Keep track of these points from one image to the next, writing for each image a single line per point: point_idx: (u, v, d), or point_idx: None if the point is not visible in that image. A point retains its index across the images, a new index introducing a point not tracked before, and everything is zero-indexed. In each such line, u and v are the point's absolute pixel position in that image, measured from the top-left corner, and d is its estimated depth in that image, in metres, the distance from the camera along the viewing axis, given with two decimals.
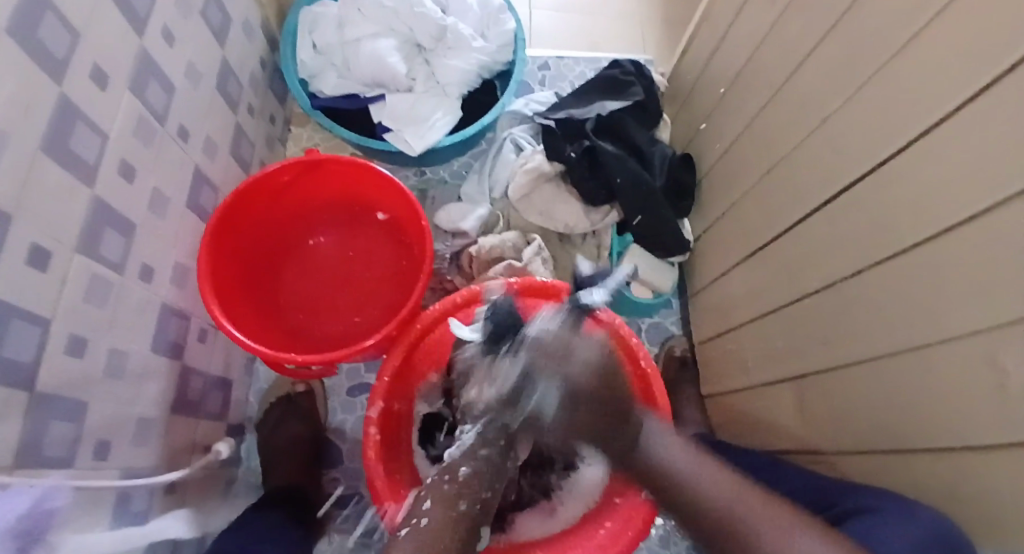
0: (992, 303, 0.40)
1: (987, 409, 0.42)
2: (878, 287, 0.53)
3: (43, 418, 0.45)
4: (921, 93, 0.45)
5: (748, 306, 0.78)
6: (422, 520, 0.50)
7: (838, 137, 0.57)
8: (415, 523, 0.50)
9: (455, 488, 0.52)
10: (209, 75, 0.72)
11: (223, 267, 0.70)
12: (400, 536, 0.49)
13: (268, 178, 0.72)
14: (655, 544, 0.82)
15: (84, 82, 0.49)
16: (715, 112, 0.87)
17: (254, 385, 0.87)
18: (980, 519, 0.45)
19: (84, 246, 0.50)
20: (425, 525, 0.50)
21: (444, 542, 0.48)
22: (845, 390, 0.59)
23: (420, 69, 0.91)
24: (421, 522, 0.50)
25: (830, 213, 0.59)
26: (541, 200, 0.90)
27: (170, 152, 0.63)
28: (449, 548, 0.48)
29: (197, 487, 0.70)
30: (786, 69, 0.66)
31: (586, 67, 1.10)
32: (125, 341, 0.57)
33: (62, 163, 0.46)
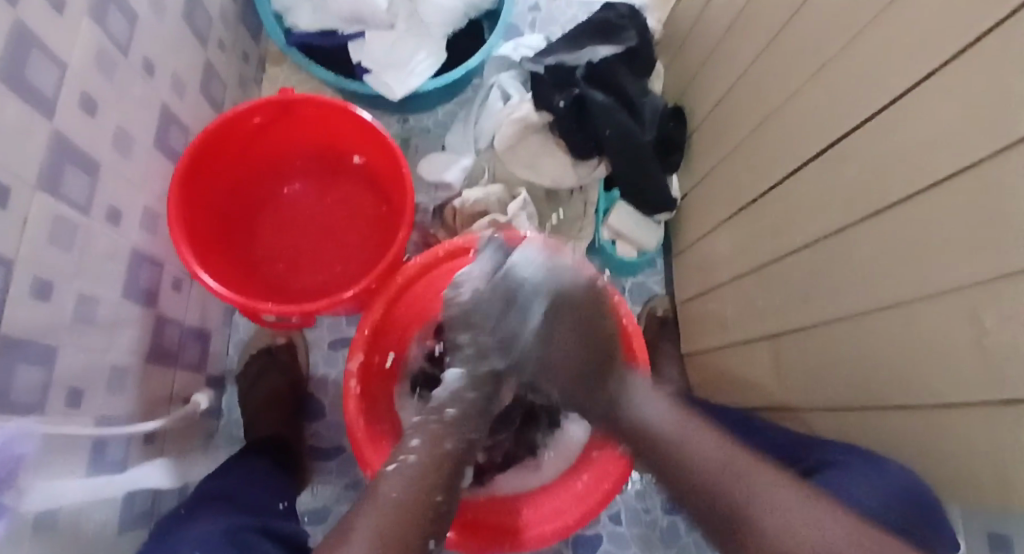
0: (979, 259, 0.40)
1: (967, 367, 0.42)
2: (862, 244, 0.52)
3: (13, 360, 0.42)
4: (926, 41, 0.43)
5: (732, 265, 0.78)
6: (409, 456, 0.49)
7: (835, 89, 0.55)
8: (404, 459, 0.50)
9: (442, 426, 0.53)
10: (174, 3, 0.67)
11: (195, 214, 0.67)
12: (388, 470, 0.49)
13: (240, 119, 0.68)
14: (632, 497, 0.84)
15: (38, 3, 0.44)
16: (709, 63, 0.84)
17: (233, 336, 0.85)
18: (951, 474, 0.46)
19: (46, 183, 0.46)
20: (412, 460, 0.49)
21: (431, 476, 0.49)
22: (822, 348, 0.60)
23: (402, 4, 0.85)
24: (409, 459, 0.49)
25: (820, 169, 0.58)
26: (527, 153, 0.87)
27: (134, 87, 0.59)
28: (437, 483, 0.49)
29: (176, 438, 0.69)
30: (785, 14, 0.63)
31: (579, 10, 1.05)
32: (95, 287, 0.53)
33: (18, 93, 0.42)
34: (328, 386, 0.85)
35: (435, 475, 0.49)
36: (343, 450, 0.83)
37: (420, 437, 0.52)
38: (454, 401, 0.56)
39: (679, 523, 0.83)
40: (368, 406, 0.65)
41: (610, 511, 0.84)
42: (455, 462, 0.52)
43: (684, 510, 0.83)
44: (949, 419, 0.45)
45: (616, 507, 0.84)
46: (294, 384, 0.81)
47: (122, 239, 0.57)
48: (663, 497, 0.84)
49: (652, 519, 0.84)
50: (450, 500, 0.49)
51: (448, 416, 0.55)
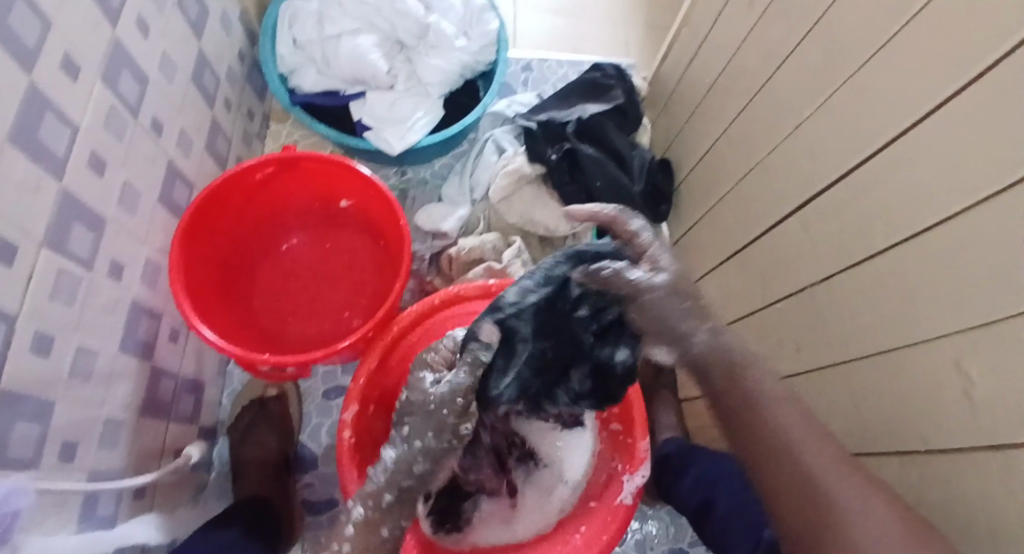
0: (960, 308, 0.41)
1: (957, 414, 0.43)
2: (846, 290, 0.54)
3: (10, 417, 0.42)
4: (891, 102, 0.46)
5: (724, 311, 0.79)
6: (356, 513, 0.52)
7: (813, 142, 0.58)
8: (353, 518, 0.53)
9: (377, 514, 0.52)
10: (184, 68, 0.70)
11: (196, 265, 0.68)
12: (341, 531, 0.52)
13: (246, 172, 0.71)
14: (632, 549, 0.82)
15: (55, 70, 0.47)
16: (693, 118, 0.88)
17: (226, 388, 0.85)
18: (947, 525, 0.46)
19: (52, 239, 0.47)
20: (351, 533, 0.51)
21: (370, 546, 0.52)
22: (814, 396, 0.60)
23: (401, 67, 0.90)
24: (348, 532, 0.51)
25: (804, 219, 0.60)
26: (522, 203, 0.89)
27: (143, 146, 0.61)
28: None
29: (167, 492, 0.68)
30: (764, 75, 0.67)
31: (569, 69, 1.11)
32: (95, 340, 0.54)
33: (32, 154, 0.45)
34: (321, 438, 0.85)
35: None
36: (335, 503, 0.81)
37: (354, 522, 0.52)
38: (387, 486, 0.53)
39: None
40: (362, 452, 0.65)
41: None
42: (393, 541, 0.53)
43: None
44: (942, 466, 0.45)
45: None
46: (284, 437, 0.80)
47: (122, 291, 0.59)
48: (664, 547, 0.82)
49: None
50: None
51: (383, 504, 0.53)
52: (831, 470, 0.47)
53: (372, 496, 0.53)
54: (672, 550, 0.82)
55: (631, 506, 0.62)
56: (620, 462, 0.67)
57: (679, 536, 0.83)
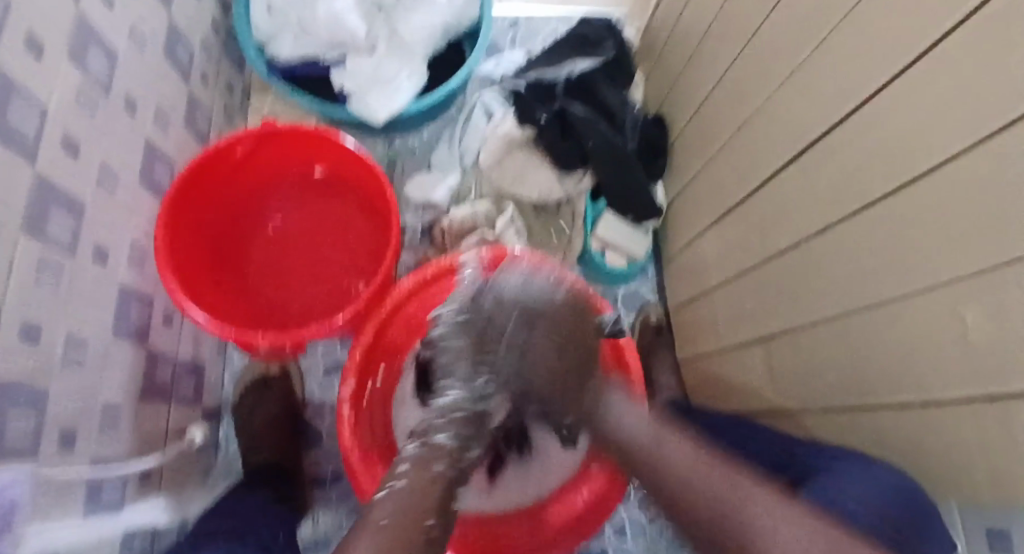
0: (960, 259, 0.40)
1: (956, 363, 0.42)
2: (844, 245, 0.53)
3: (3, 406, 0.42)
4: (895, 44, 0.44)
5: (721, 270, 0.78)
6: (396, 483, 0.48)
7: (810, 90, 0.56)
8: (391, 486, 0.49)
9: (431, 449, 0.52)
10: (154, 42, 0.67)
11: (182, 249, 0.67)
12: (376, 498, 0.48)
13: (223, 151, 0.69)
14: (635, 505, 0.84)
15: (18, 49, 0.45)
16: (687, 71, 0.85)
17: (227, 366, 0.85)
18: (943, 474, 0.46)
19: (31, 227, 0.46)
20: (399, 487, 0.48)
21: (423, 499, 0.48)
22: (811, 351, 0.60)
23: (381, 28, 0.86)
24: (397, 485, 0.49)
25: (802, 172, 0.58)
26: (515, 166, 0.88)
27: (118, 125, 0.59)
28: (428, 506, 0.47)
29: (173, 474, 0.68)
30: (760, 22, 0.64)
31: (558, 26, 1.07)
32: (85, 326, 0.53)
33: (2, 138, 0.43)
34: (324, 412, 0.85)
35: (423, 501, 0.47)
36: (342, 474, 0.82)
37: (409, 459, 0.51)
38: (445, 424, 0.54)
39: None
40: (359, 431, 0.65)
41: (614, 520, 0.83)
42: (448, 482, 0.51)
43: None
44: (938, 417, 0.45)
45: (621, 523, 0.83)
46: (290, 414, 0.81)
47: (109, 276, 0.58)
48: None
49: (657, 525, 0.83)
50: (444, 524, 0.48)
51: (435, 441, 0.52)
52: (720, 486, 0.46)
53: (426, 433, 0.54)
54: None
55: None
56: None
57: None
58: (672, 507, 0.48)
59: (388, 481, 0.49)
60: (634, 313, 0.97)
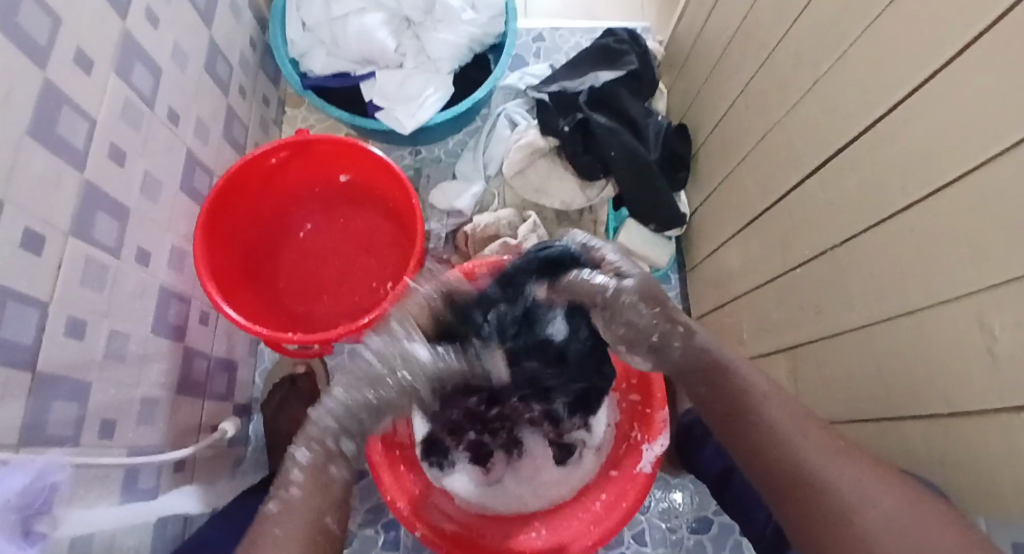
0: (984, 265, 0.39)
1: (984, 373, 0.41)
2: (868, 252, 0.52)
3: (47, 396, 0.45)
4: (916, 46, 0.43)
5: (745, 278, 0.77)
6: (290, 493, 0.49)
7: (832, 97, 0.55)
8: (284, 495, 0.49)
9: (324, 455, 0.51)
10: (195, 57, 0.71)
11: (218, 252, 0.70)
12: (267, 513, 0.48)
13: (259, 158, 0.72)
14: (656, 517, 0.83)
15: (68, 67, 0.49)
16: (710, 78, 0.85)
17: (259, 366, 0.88)
18: (974, 489, 0.44)
19: (77, 229, 0.49)
20: (293, 496, 0.49)
21: (312, 508, 0.49)
22: (837, 360, 0.59)
23: (409, 44, 0.90)
24: (291, 493, 0.49)
25: (824, 178, 0.57)
26: (537, 176, 0.89)
27: (160, 135, 0.63)
28: (318, 512, 0.49)
29: (205, 466, 0.71)
30: (781, 29, 0.64)
31: (582, 37, 1.08)
32: (126, 323, 0.56)
33: (51, 148, 0.46)
34: None
35: (319, 501, 0.49)
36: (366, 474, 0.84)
37: (303, 461, 0.50)
38: (337, 433, 0.52)
39: (706, 542, 0.81)
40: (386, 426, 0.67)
41: (633, 530, 0.82)
42: (343, 481, 0.52)
43: (711, 532, 0.81)
44: (967, 430, 0.43)
45: (641, 534, 0.82)
46: None
47: (150, 277, 0.61)
48: (689, 515, 0.83)
49: (678, 539, 0.82)
50: (341, 519, 0.52)
51: (331, 445, 0.51)
52: (815, 448, 0.45)
53: (323, 437, 0.51)
54: (697, 519, 0.82)
55: (651, 475, 0.62)
56: (639, 432, 0.67)
57: (704, 505, 0.83)
58: (788, 492, 0.45)
59: (283, 489, 0.49)
60: None
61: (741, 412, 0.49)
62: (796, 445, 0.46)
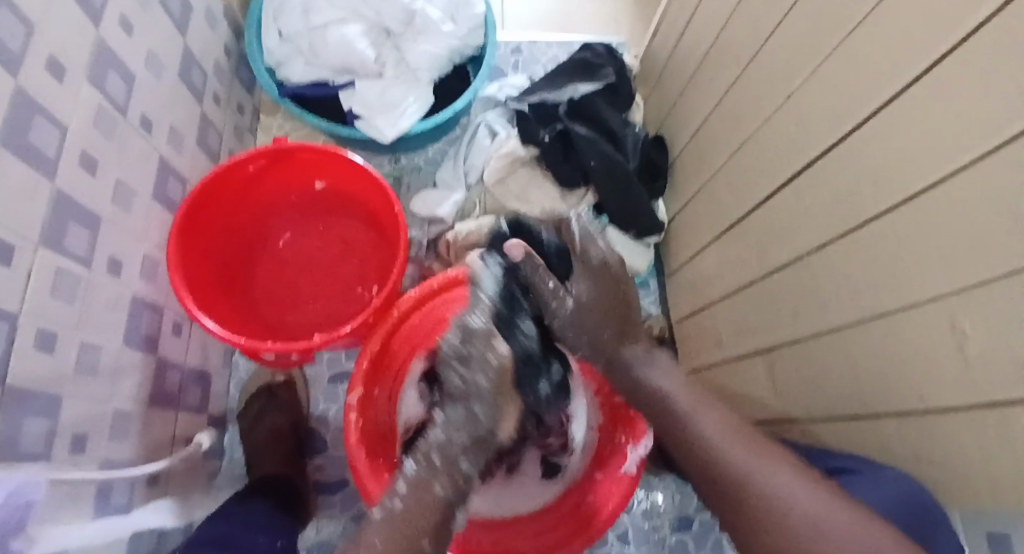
0: (953, 265, 0.41)
1: (952, 370, 0.43)
2: (838, 257, 0.54)
3: (17, 413, 0.43)
4: (884, 59, 0.45)
5: (720, 284, 0.79)
6: (394, 502, 0.51)
7: (803, 110, 0.57)
8: (387, 505, 0.51)
9: (429, 471, 0.52)
10: (170, 64, 0.70)
11: (194, 262, 0.68)
12: (373, 517, 0.51)
13: (237, 166, 0.71)
14: (638, 519, 0.83)
15: (41, 73, 0.47)
16: (685, 91, 0.87)
17: (234, 378, 0.86)
18: (945, 482, 0.46)
19: (48, 239, 0.48)
20: (398, 508, 0.50)
21: (416, 525, 0.50)
22: (810, 361, 0.61)
23: (389, 55, 0.90)
24: (395, 504, 0.51)
25: (796, 186, 0.59)
26: (517, 184, 0.90)
27: (134, 143, 0.62)
28: (421, 530, 0.50)
29: (181, 479, 0.69)
30: (754, 43, 0.66)
31: (559, 50, 1.10)
32: (98, 336, 0.54)
33: (22, 156, 0.45)
34: (329, 423, 0.85)
35: (424, 519, 0.50)
36: (347, 485, 0.82)
37: (406, 479, 0.52)
38: (439, 445, 0.53)
39: (688, 541, 0.82)
40: (368, 438, 0.65)
41: (617, 533, 0.82)
42: (446, 504, 0.51)
43: (693, 531, 0.82)
44: (939, 423, 0.45)
45: (625, 534, 0.82)
46: (295, 421, 0.82)
47: (123, 287, 0.59)
48: (671, 515, 0.83)
49: (660, 538, 0.82)
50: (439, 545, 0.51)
51: (434, 463, 0.52)
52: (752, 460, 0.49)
53: (424, 454, 0.53)
54: (678, 518, 0.83)
55: (635, 476, 0.62)
56: (623, 434, 0.67)
57: (685, 504, 0.84)
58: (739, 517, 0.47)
59: (386, 500, 0.51)
60: None
61: (708, 467, 0.51)
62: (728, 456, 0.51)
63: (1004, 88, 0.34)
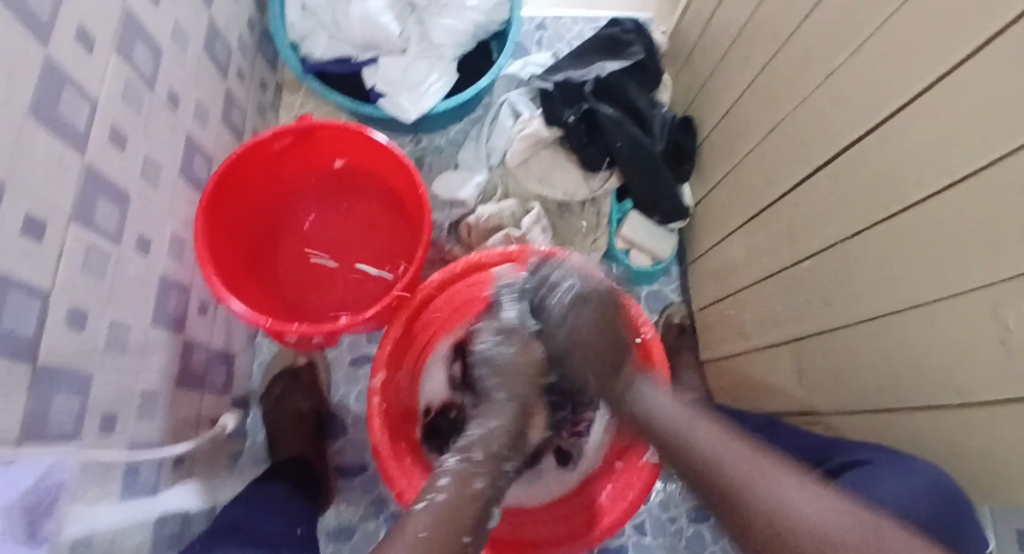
0: (1002, 258, 0.39)
1: (994, 365, 0.42)
2: (877, 246, 0.52)
3: (47, 388, 0.44)
4: (939, 37, 0.43)
5: (748, 271, 0.77)
6: (437, 495, 0.48)
7: (844, 93, 0.55)
8: (431, 499, 0.48)
9: (469, 468, 0.51)
10: (195, 38, 0.69)
11: (220, 241, 0.68)
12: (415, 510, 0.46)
13: (261, 145, 0.71)
14: (656, 507, 0.83)
15: (70, 46, 0.47)
16: (716, 71, 0.84)
17: (257, 356, 0.87)
18: (985, 478, 0.45)
19: (79, 216, 0.48)
20: (440, 500, 0.47)
21: (460, 519, 0.46)
22: (840, 351, 0.60)
23: (413, 30, 0.87)
24: (438, 498, 0.48)
25: (833, 171, 0.58)
26: (540, 166, 0.89)
27: (161, 119, 0.61)
28: (466, 524, 0.46)
29: (204, 460, 0.70)
30: (794, 19, 0.63)
31: (585, 27, 1.07)
32: (128, 314, 0.55)
33: (53, 131, 0.45)
34: (349, 406, 0.86)
35: (463, 515, 0.47)
36: (367, 467, 0.83)
37: (449, 473, 0.51)
38: (473, 445, 0.55)
39: (705, 531, 0.83)
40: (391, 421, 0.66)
41: (634, 521, 0.83)
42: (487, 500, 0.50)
43: (709, 522, 0.83)
44: (976, 419, 0.44)
45: (641, 524, 0.83)
46: (316, 404, 0.82)
47: (151, 265, 0.60)
48: (688, 505, 0.84)
49: (677, 527, 0.83)
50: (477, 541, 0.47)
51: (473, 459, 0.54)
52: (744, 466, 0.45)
53: (462, 451, 0.55)
54: (695, 508, 0.83)
55: (656, 467, 0.62)
56: None
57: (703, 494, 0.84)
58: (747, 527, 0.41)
59: (428, 494, 0.48)
60: (657, 311, 0.98)
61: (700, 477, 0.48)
62: (712, 456, 0.47)
63: None
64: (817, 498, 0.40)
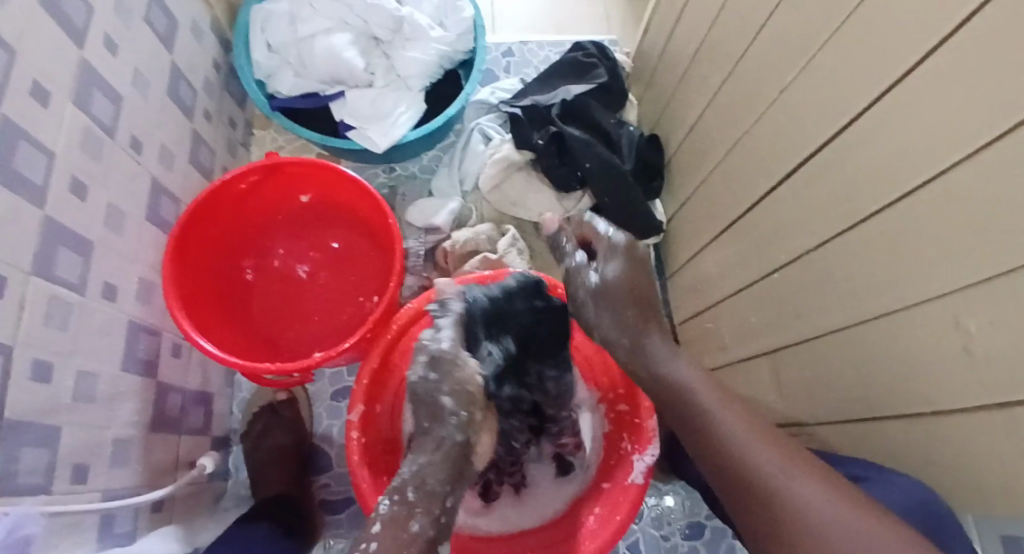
0: (957, 264, 0.40)
1: (958, 370, 0.42)
2: (841, 255, 0.53)
3: (14, 445, 0.43)
4: (880, 54, 0.45)
5: (722, 284, 0.78)
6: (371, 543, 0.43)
7: (798, 108, 0.57)
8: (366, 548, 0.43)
9: (405, 507, 0.46)
10: (157, 83, 0.70)
11: (188, 283, 0.68)
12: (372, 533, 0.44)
13: (226, 184, 0.71)
14: (649, 526, 0.83)
15: (25, 98, 0.47)
16: (678, 89, 0.86)
17: (235, 397, 0.85)
18: (961, 483, 0.45)
19: (39, 267, 0.47)
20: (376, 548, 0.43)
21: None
22: (813, 362, 0.60)
23: (379, 63, 0.89)
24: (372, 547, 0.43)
25: (794, 184, 0.59)
26: (513, 190, 0.89)
27: (123, 164, 0.61)
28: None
29: (184, 504, 0.69)
30: (746, 39, 0.65)
31: (550, 51, 1.09)
32: (95, 363, 0.54)
33: (10, 185, 0.44)
34: (333, 439, 0.85)
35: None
36: (352, 503, 0.82)
37: (381, 518, 0.45)
38: (411, 478, 0.48)
39: (700, 548, 0.81)
40: (371, 456, 0.64)
41: (628, 541, 0.82)
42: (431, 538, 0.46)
43: (704, 538, 0.82)
44: (947, 424, 0.45)
45: (635, 544, 0.82)
46: (299, 440, 0.81)
47: (118, 311, 0.59)
48: (681, 522, 0.83)
49: (672, 546, 0.82)
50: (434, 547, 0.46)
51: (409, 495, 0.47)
52: (814, 491, 0.42)
53: (396, 490, 0.47)
54: (690, 525, 0.83)
55: (643, 485, 0.61)
56: (630, 441, 0.66)
57: (696, 510, 0.83)
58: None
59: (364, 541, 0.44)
60: None
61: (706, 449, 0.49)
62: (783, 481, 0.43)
63: (1003, 83, 0.34)
64: (834, 499, 0.41)
